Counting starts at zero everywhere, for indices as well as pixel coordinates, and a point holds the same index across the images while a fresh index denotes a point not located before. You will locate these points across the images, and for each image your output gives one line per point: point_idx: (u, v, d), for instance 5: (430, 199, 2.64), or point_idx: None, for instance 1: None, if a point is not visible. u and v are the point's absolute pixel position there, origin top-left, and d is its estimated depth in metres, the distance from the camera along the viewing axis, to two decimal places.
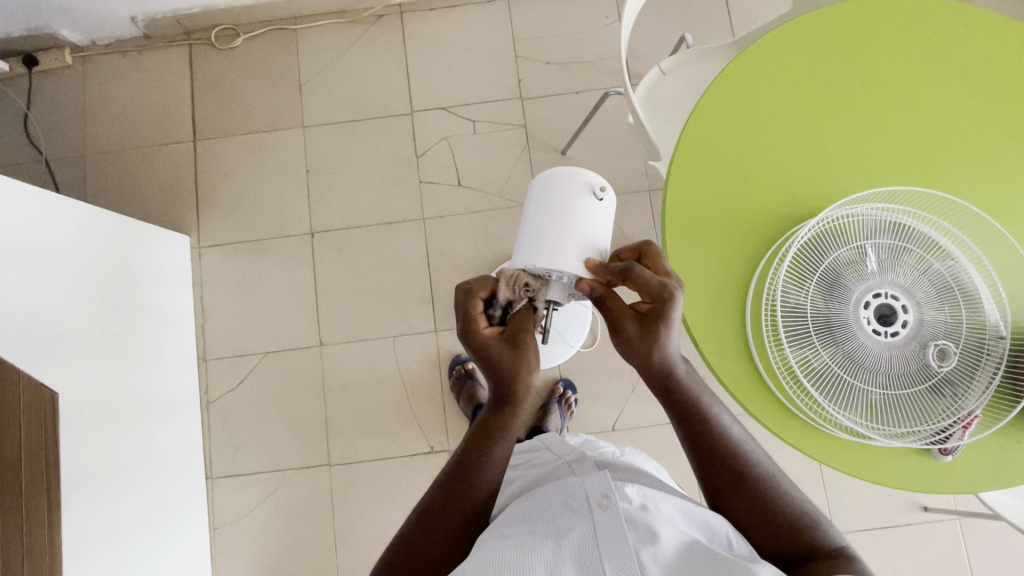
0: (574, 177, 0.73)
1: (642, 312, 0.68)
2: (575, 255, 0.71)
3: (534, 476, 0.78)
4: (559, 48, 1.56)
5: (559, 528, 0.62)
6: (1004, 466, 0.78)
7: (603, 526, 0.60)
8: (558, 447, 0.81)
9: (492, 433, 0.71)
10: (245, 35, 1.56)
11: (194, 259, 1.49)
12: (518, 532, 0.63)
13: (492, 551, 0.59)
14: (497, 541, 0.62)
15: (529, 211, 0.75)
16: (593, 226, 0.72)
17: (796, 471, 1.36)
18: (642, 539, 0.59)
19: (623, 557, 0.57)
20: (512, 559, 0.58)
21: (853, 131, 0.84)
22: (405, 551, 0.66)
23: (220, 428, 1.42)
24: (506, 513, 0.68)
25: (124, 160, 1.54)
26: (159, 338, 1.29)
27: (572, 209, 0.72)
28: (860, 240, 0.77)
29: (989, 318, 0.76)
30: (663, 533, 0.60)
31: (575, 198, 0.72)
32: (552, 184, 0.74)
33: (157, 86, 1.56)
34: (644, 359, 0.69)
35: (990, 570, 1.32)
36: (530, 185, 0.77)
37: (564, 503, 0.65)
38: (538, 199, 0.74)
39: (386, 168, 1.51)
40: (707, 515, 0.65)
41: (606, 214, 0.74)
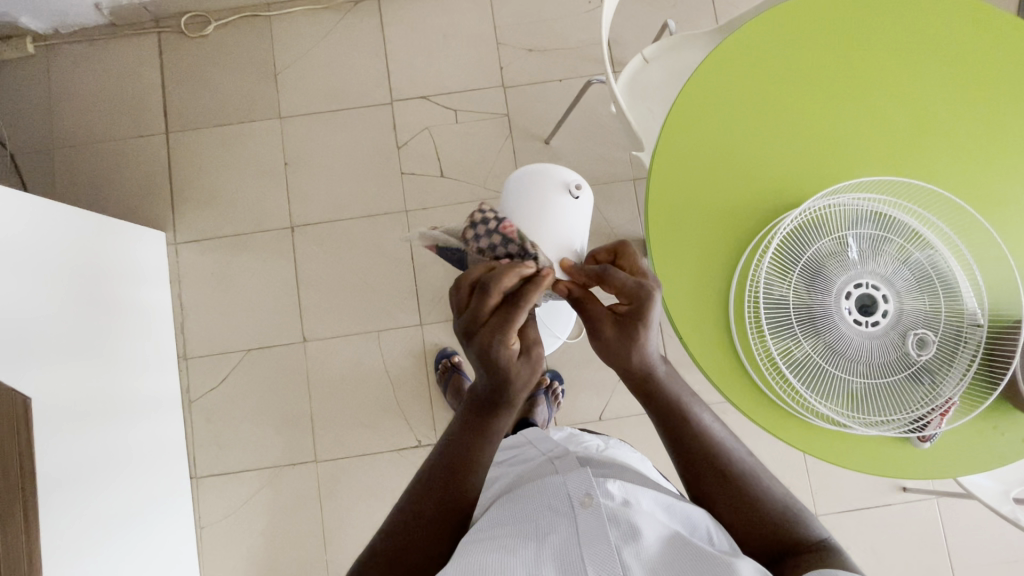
0: (550, 176, 0.76)
1: (620, 314, 0.67)
2: (551, 251, 0.74)
3: (519, 473, 0.78)
4: (541, 35, 1.53)
5: (541, 527, 0.62)
6: (981, 451, 0.79)
7: (585, 524, 0.60)
8: (544, 443, 0.81)
9: (484, 435, 0.71)
10: (217, 21, 1.51)
11: (170, 255, 1.45)
12: (499, 533, 0.63)
13: (474, 555, 0.59)
14: (479, 543, 0.61)
15: (506, 207, 0.78)
16: (569, 223, 0.75)
17: (780, 455, 1.38)
18: (624, 537, 0.59)
19: (605, 555, 0.57)
20: (493, 561, 0.58)
21: (836, 120, 0.84)
22: (384, 553, 0.65)
23: (204, 426, 1.40)
24: (489, 514, 0.68)
25: (95, 154, 1.49)
26: (136, 336, 1.26)
27: (549, 206, 0.74)
28: (841, 230, 0.77)
29: (967, 306, 0.77)
30: (645, 529, 0.60)
31: (553, 197, 0.75)
32: (530, 181, 0.76)
33: (125, 75, 1.51)
34: (623, 361, 0.68)
35: (964, 546, 1.36)
36: (508, 179, 0.80)
37: (547, 503, 0.65)
38: (514, 195, 0.77)
39: (367, 159, 1.48)
40: (689, 512, 0.66)
41: (581, 211, 0.77)
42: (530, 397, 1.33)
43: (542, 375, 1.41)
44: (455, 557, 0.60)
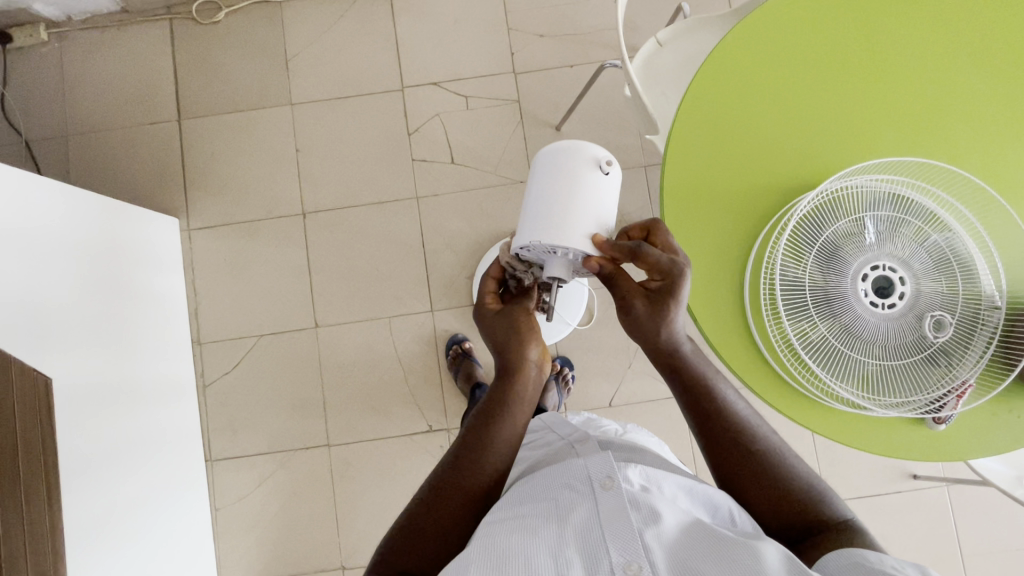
0: (581, 151, 0.71)
1: (652, 290, 0.69)
2: (582, 231, 0.69)
3: (538, 455, 0.79)
4: (552, 20, 1.52)
5: (561, 510, 0.63)
6: (998, 433, 0.79)
7: (606, 506, 0.61)
8: (562, 427, 0.82)
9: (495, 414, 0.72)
10: (228, 8, 1.51)
11: (184, 241, 1.46)
12: (520, 514, 0.64)
13: (496, 538, 0.60)
14: (501, 524, 0.63)
15: (532, 185, 0.73)
16: (599, 200, 0.70)
17: (790, 442, 1.39)
18: (644, 521, 0.60)
19: (626, 538, 0.58)
20: (516, 545, 0.59)
21: (851, 99, 0.83)
22: (410, 527, 0.67)
23: (217, 410, 1.42)
24: (509, 495, 0.69)
25: (108, 141, 1.50)
26: (151, 321, 1.27)
27: (579, 183, 0.70)
28: (859, 212, 0.77)
29: (984, 289, 0.76)
30: (665, 513, 0.61)
31: (582, 172, 0.70)
32: (558, 157, 0.71)
33: (138, 63, 1.51)
34: (657, 336, 0.70)
35: (974, 533, 1.36)
36: (535, 158, 0.75)
37: (567, 484, 0.66)
38: (540, 172, 0.72)
39: (378, 146, 1.48)
40: (711, 494, 0.66)
41: (611, 189, 0.72)
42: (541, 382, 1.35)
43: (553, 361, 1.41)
44: (477, 539, 0.62)
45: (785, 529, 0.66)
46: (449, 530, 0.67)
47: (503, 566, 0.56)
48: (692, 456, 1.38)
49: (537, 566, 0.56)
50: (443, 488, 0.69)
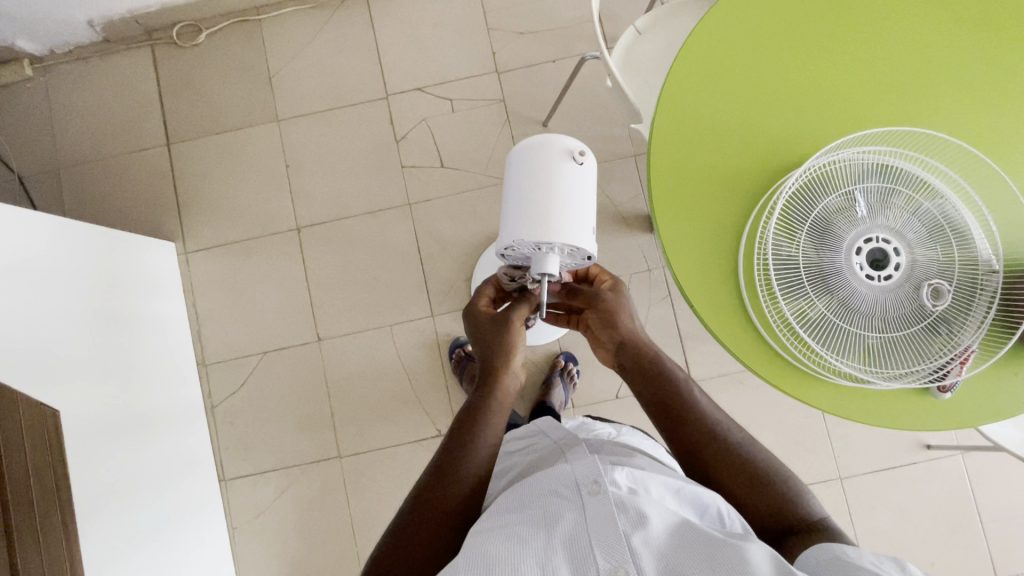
0: (552, 144, 0.73)
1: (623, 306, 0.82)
2: (567, 221, 0.71)
3: (530, 459, 0.78)
4: (531, 16, 1.52)
5: (550, 516, 0.62)
6: (1004, 397, 0.78)
7: (594, 511, 0.61)
8: (555, 431, 0.81)
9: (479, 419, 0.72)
10: (208, 30, 1.52)
11: (182, 265, 1.47)
12: (507, 521, 0.62)
13: (486, 545, 0.58)
14: (488, 532, 0.61)
15: (510, 184, 0.75)
16: (576, 188, 0.72)
17: (800, 421, 1.38)
18: (632, 524, 0.59)
19: (613, 542, 0.57)
20: (504, 552, 0.57)
21: (833, 72, 0.83)
22: (397, 537, 0.65)
23: (228, 430, 1.42)
24: (498, 502, 0.68)
25: (99, 171, 1.51)
26: (155, 346, 1.28)
27: (558, 176, 0.72)
28: (848, 185, 0.77)
29: (980, 253, 0.76)
30: (653, 516, 0.60)
31: (556, 164, 0.73)
32: (532, 152, 0.74)
33: (123, 91, 1.52)
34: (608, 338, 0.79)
35: (993, 499, 1.35)
36: (509, 157, 0.77)
37: (555, 490, 0.65)
38: (517, 172, 0.74)
39: (366, 155, 1.49)
40: (697, 494, 0.66)
41: (588, 177, 0.74)
42: (546, 379, 1.37)
43: (557, 358, 1.42)
44: (465, 546, 0.59)
45: (778, 528, 0.66)
46: (437, 536, 0.65)
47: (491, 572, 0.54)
48: None
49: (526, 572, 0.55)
50: (430, 492, 0.67)
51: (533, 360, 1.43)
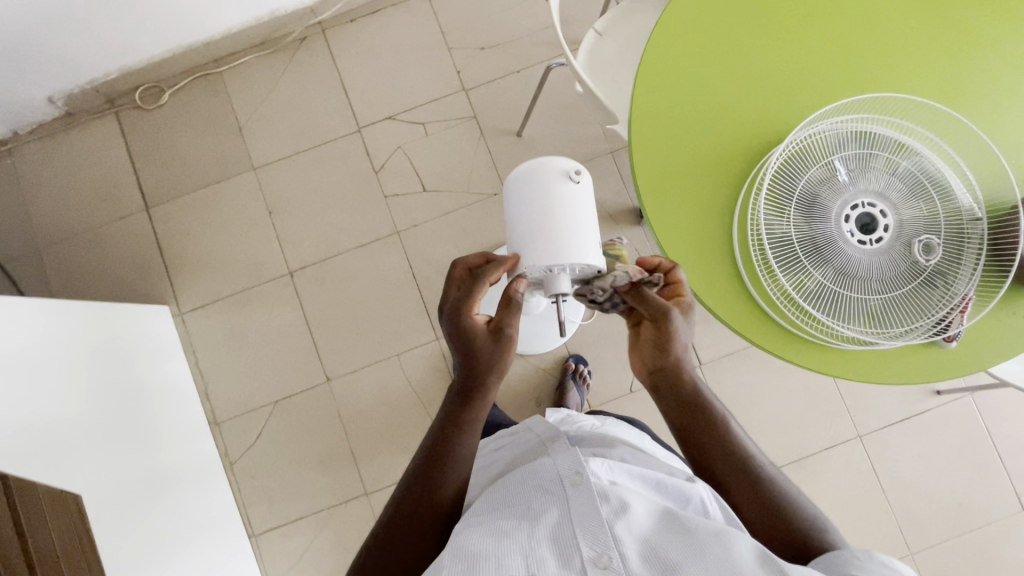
0: (548, 166, 0.72)
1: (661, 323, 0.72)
2: (575, 244, 0.70)
3: (517, 456, 0.78)
4: (490, 30, 1.53)
5: (532, 511, 0.62)
6: (1007, 337, 0.80)
7: (577, 501, 0.61)
8: (539, 424, 0.81)
9: (461, 427, 0.70)
10: (170, 89, 1.51)
11: (179, 326, 1.46)
12: (491, 517, 0.62)
13: (468, 543, 0.58)
14: (471, 531, 0.61)
15: (511, 209, 0.74)
16: (578, 208, 0.72)
17: (812, 386, 1.41)
18: (615, 512, 0.59)
19: (596, 530, 0.57)
20: (487, 547, 0.57)
21: (795, 49, 0.85)
22: (382, 544, 0.67)
23: (250, 484, 1.41)
24: (479, 502, 0.68)
25: (81, 246, 1.49)
26: (166, 411, 1.26)
27: (558, 201, 0.71)
28: (827, 156, 0.79)
29: (962, 202, 0.78)
30: (634, 506, 0.60)
31: (555, 185, 0.72)
32: (529, 177, 0.72)
33: (93, 161, 1.51)
34: (652, 359, 0.71)
35: (1008, 433, 1.39)
36: (506, 182, 0.75)
37: (538, 485, 0.65)
38: (515, 199, 0.73)
39: (348, 191, 1.49)
40: (681, 486, 0.65)
41: (586, 196, 0.74)
42: (560, 383, 1.38)
43: (567, 361, 1.43)
44: (449, 545, 0.59)
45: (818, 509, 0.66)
46: (420, 543, 0.66)
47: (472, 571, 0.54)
48: None
49: (508, 566, 0.54)
50: (410, 502, 0.68)
51: (543, 367, 1.44)
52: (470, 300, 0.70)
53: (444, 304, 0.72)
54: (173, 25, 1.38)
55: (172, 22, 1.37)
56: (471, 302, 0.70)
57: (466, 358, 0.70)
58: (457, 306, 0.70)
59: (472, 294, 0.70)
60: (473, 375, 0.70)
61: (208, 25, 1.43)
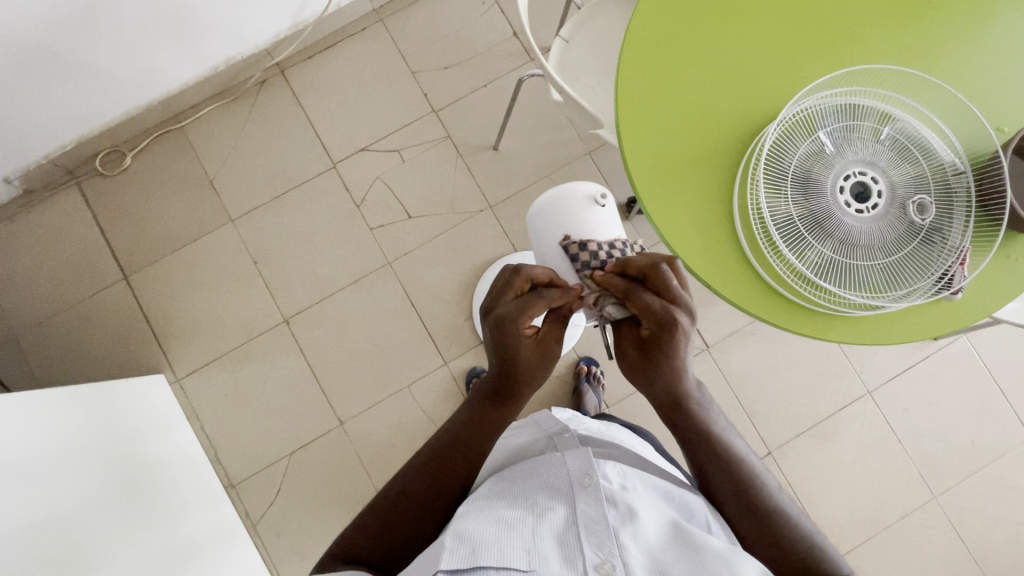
0: (578, 192, 0.84)
1: (645, 336, 0.72)
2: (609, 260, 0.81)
3: (521, 446, 0.77)
4: (450, 49, 1.53)
5: (537, 506, 0.60)
6: (1001, 283, 0.83)
7: (584, 504, 0.59)
8: (546, 421, 0.80)
9: (484, 428, 0.74)
10: (132, 151, 1.47)
11: (178, 393, 1.41)
12: (494, 506, 0.61)
13: (470, 526, 0.56)
14: (473, 513, 0.59)
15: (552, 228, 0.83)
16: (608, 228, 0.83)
17: (817, 352, 1.44)
18: (621, 518, 0.58)
19: (602, 537, 0.55)
20: (488, 534, 0.54)
21: (765, 32, 0.86)
22: (379, 517, 0.68)
23: (277, 543, 1.37)
24: (481, 489, 0.67)
25: (61, 326, 1.43)
26: (181, 482, 1.21)
27: (587, 222, 0.82)
28: (815, 132, 0.81)
29: (945, 159, 0.81)
30: (641, 512, 0.59)
31: (587, 208, 0.83)
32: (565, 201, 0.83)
33: (61, 237, 1.44)
34: (645, 384, 0.74)
35: (1005, 366, 1.44)
36: (542, 205, 0.85)
37: (545, 483, 0.64)
38: (556, 222, 0.83)
39: (331, 229, 1.46)
40: (685, 498, 0.67)
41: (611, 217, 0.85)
42: (575, 389, 1.38)
43: (578, 365, 1.43)
44: (450, 527, 0.57)
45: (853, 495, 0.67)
46: (418, 518, 0.67)
47: (475, 556, 0.51)
48: (735, 400, 1.42)
49: (511, 557, 0.52)
50: (415, 478, 0.70)
51: (555, 375, 1.44)
52: (530, 315, 0.71)
53: (497, 306, 0.72)
54: (127, 86, 1.34)
55: (125, 83, 1.33)
56: (528, 315, 0.71)
57: (507, 367, 0.72)
58: (513, 316, 0.71)
59: (530, 310, 0.71)
60: (507, 385, 0.73)
61: (164, 81, 1.39)
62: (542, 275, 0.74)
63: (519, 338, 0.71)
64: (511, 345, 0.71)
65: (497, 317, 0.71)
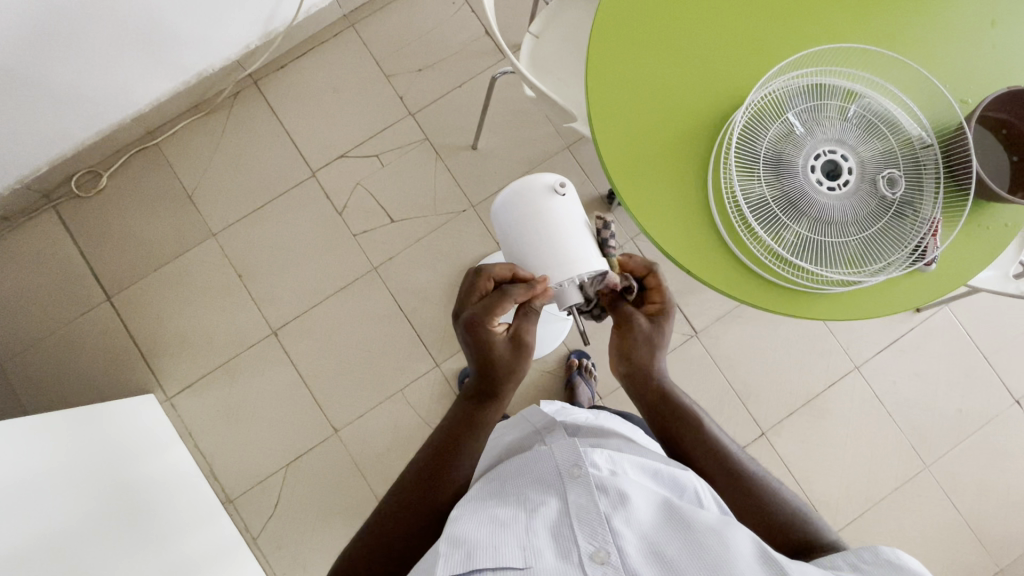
0: (534, 184, 0.78)
1: (652, 312, 0.79)
2: (573, 251, 0.75)
3: (512, 443, 0.77)
4: (423, 51, 1.53)
5: (531, 502, 0.61)
6: (974, 251, 0.85)
7: (576, 495, 0.60)
8: (534, 415, 0.79)
9: (473, 427, 0.74)
10: (108, 171, 1.45)
11: (170, 412, 1.40)
12: (487, 507, 0.61)
13: (463, 530, 0.56)
14: (467, 516, 0.59)
15: (508, 229, 0.79)
16: (571, 217, 0.78)
17: (803, 331, 1.46)
18: (613, 505, 0.58)
19: (595, 525, 0.56)
20: (481, 535, 0.55)
21: (730, 17, 0.87)
22: (374, 533, 0.68)
23: (279, 555, 1.36)
24: (474, 491, 0.67)
25: (45, 353, 1.41)
26: (178, 500, 1.21)
27: (551, 214, 0.77)
28: (783, 114, 0.82)
29: (912, 132, 0.83)
30: (634, 497, 0.60)
31: (544, 201, 0.78)
32: (518, 198, 0.78)
33: (40, 262, 1.43)
34: (647, 355, 0.78)
35: (988, 334, 1.47)
36: (497, 204, 0.81)
37: (536, 478, 0.65)
38: (512, 221, 0.78)
39: (315, 238, 1.46)
40: (675, 475, 0.67)
41: (574, 205, 0.80)
42: (567, 382, 1.38)
43: (569, 359, 1.44)
44: (445, 532, 0.57)
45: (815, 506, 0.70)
46: (414, 531, 0.67)
47: (469, 559, 0.51)
48: (726, 384, 1.44)
49: (506, 555, 0.52)
50: (407, 490, 0.70)
51: (547, 370, 1.44)
52: (498, 313, 0.72)
53: (465, 308, 0.74)
54: (98, 105, 1.32)
55: (96, 103, 1.32)
56: (495, 313, 0.71)
57: (485, 365, 0.73)
58: (479, 315, 0.72)
59: (496, 307, 0.71)
60: (489, 381, 0.74)
61: (135, 99, 1.37)
62: (506, 270, 0.74)
63: (490, 336, 0.72)
64: (484, 345, 0.72)
65: (466, 319, 0.73)
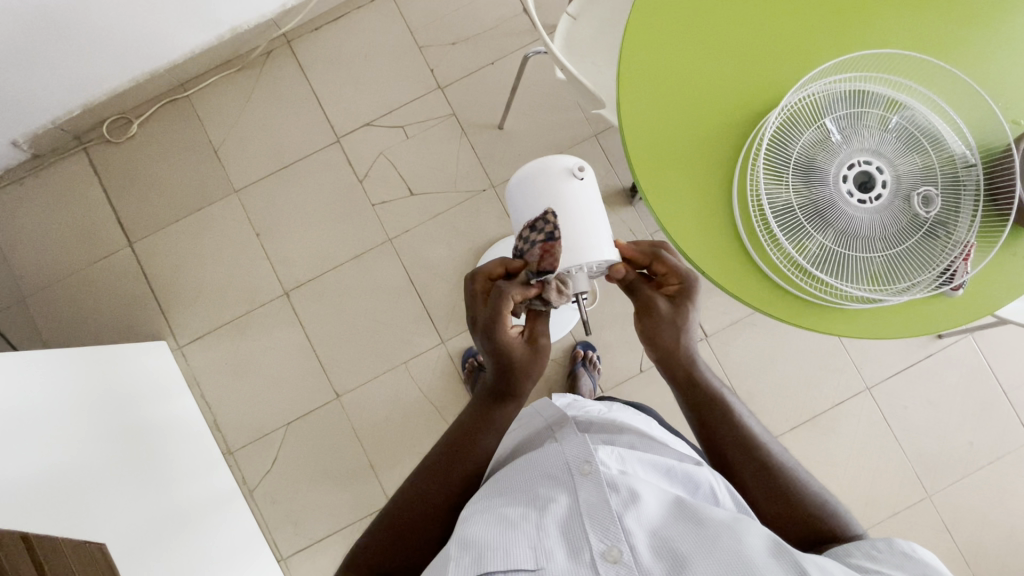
0: (550, 166, 0.78)
1: (672, 292, 0.78)
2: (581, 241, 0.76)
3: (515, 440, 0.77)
4: (458, 24, 1.50)
5: (541, 498, 0.60)
6: (1008, 276, 0.81)
7: (586, 491, 0.59)
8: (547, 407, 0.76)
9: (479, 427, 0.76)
10: (138, 119, 1.47)
11: (179, 360, 1.43)
12: (497, 505, 0.60)
13: (475, 532, 0.55)
14: (479, 514, 0.59)
15: (521, 209, 0.80)
16: (584, 203, 0.77)
17: (817, 346, 1.43)
18: (624, 502, 0.57)
19: (606, 522, 0.55)
20: (494, 538, 0.54)
21: (777, 13, 0.84)
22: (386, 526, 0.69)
23: (272, 509, 1.40)
24: (483, 491, 0.66)
25: (66, 291, 1.45)
26: (181, 445, 1.24)
27: (562, 199, 0.77)
28: (818, 119, 0.79)
29: (955, 150, 0.79)
30: (643, 494, 0.59)
31: (558, 185, 0.78)
32: (532, 179, 0.79)
33: (67, 202, 1.46)
34: (670, 338, 0.78)
35: (1010, 368, 1.42)
36: (513, 183, 0.82)
37: (546, 475, 0.63)
38: (525, 203, 0.79)
39: (334, 203, 1.46)
40: (690, 472, 0.67)
41: (590, 190, 0.79)
42: (571, 372, 1.37)
43: (575, 349, 1.43)
44: (455, 535, 0.57)
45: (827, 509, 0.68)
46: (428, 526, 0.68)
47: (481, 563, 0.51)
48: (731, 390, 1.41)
49: (517, 557, 0.51)
50: (424, 482, 0.71)
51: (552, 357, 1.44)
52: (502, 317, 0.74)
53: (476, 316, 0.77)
54: (131, 52, 1.33)
55: (130, 51, 1.33)
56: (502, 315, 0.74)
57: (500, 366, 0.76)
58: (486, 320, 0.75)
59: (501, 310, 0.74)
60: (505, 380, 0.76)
61: (168, 49, 1.38)
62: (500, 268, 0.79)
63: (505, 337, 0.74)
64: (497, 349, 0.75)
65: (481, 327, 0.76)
